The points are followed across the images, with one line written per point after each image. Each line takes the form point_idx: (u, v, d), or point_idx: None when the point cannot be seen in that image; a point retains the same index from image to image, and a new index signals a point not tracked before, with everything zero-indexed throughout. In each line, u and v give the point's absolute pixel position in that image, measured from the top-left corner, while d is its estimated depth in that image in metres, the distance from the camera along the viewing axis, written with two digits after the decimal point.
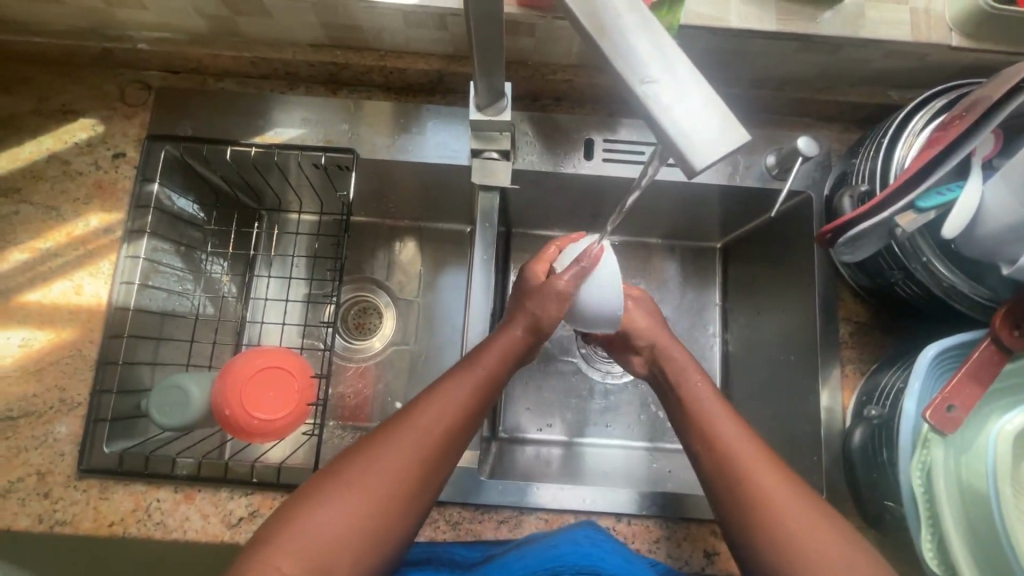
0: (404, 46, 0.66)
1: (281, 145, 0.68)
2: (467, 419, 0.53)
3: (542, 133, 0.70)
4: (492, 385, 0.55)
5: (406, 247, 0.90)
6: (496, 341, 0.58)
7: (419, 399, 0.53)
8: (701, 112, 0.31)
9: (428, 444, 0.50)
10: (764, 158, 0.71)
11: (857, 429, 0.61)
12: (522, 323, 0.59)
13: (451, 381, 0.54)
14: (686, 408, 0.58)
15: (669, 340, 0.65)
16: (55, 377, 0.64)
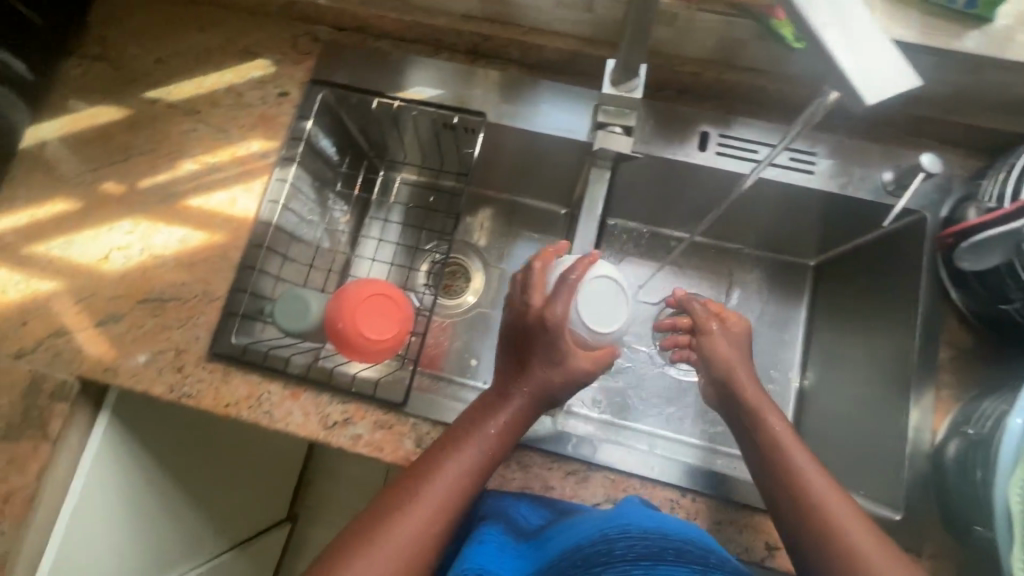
0: (548, 25, 0.73)
1: (421, 102, 0.77)
2: (471, 486, 0.57)
3: (660, 120, 0.74)
4: (495, 453, 0.58)
5: (505, 220, 0.95)
6: (497, 407, 0.61)
7: (421, 472, 0.56)
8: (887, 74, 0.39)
9: (432, 518, 0.54)
10: (881, 173, 0.71)
11: (951, 441, 0.60)
12: (525, 386, 0.61)
13: (451, 447, 0.58)
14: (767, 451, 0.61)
15: (739, 366, 0.67)
16: (202, 272, 0.74)
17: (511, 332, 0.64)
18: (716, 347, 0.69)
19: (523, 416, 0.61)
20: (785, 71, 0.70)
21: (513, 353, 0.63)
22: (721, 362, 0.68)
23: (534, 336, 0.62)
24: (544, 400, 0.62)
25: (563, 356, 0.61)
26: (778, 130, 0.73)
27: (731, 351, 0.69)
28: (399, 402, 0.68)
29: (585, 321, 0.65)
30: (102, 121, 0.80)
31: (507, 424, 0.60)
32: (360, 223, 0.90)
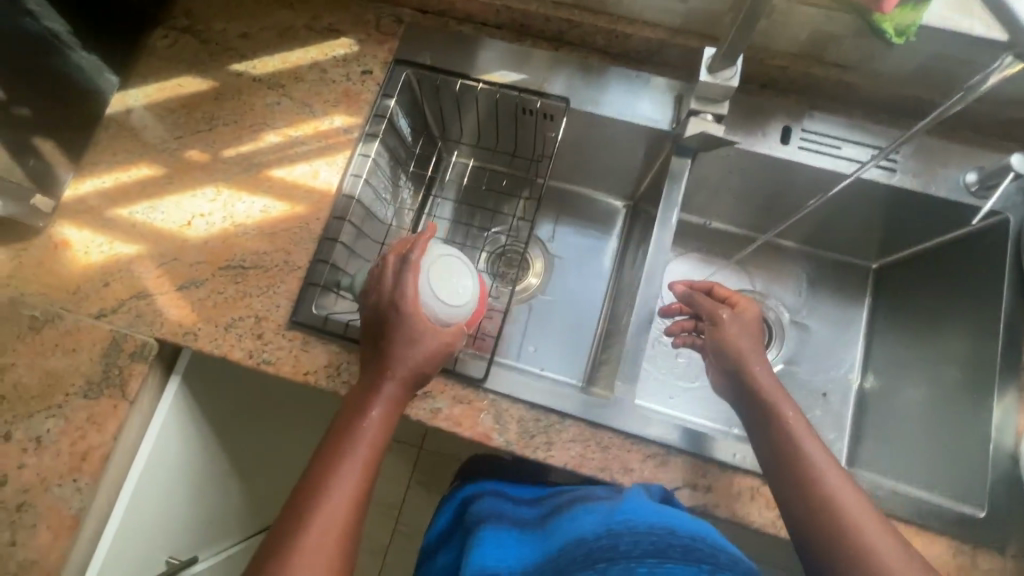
0: (638, 14, 0.74)
1: (506, 86, 0.78)
2: (362, 485, 0.56)
3: (742, 112, 0.75)
4: (372, 445, 0.58)
5: (566, 210, 0.96)
6: (369, 403, 0.60)
7: (310, 487, 0.55)
8: None
9: (343, 520, 0.53)
10: (964, 174, 0.72)
11: None
12: (397, 373, 0.61)
13: (343, 450, 0.57)
14: (789, 458, 0.58)
15: (754, 354, 0.66)
16: (283, 242, 0.75)
17: (373, 319, 0.64)
18: (728, 335, 0.68)
19: (402, 399, 0.62)
20: (873, 68, 0.71)
21: (374, 345, 0.63)
22: (734, 349, 0.67)
23: (389, 324, 0.63)
24: (412, 380, 0.62)
25: (419, 336, 0.62)
26: (862, 128, 0.74)
27: (743, 338, 0.67)
28: (479, 378, 0.68)
29: (436, 295, 0.64)
30: (187, 91, 0.81)
31: (381, 414, 0.59)
32: (425, 202, 0.92)
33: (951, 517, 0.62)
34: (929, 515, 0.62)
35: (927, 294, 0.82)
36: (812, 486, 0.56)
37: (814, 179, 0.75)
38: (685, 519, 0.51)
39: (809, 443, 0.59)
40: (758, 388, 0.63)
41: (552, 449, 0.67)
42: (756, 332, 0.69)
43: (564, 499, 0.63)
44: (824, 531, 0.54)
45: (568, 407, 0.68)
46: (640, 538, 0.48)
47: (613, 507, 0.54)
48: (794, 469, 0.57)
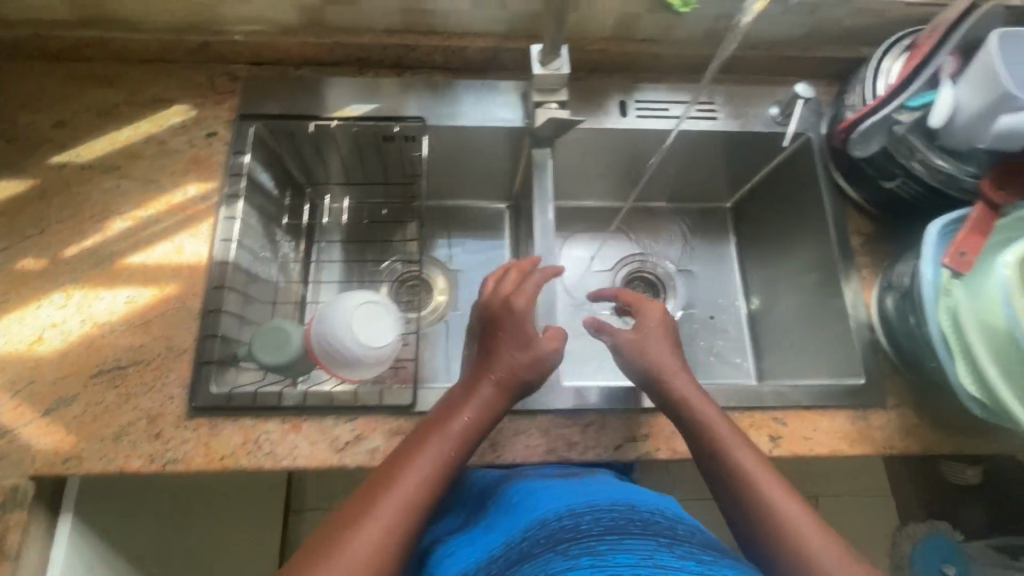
0: (466, 28, 0.78)
1: (361, 119, 0.79)
2: (438, 484, 0.54)
3: (583, 97, 0.83)
4: (460, 446, 0.57)
5: (455, 223, 0.99)
6: (465, 403, 0.60)
7: (388, 476, 0.54)
8: None
9: (406, 514, 0.51)
10: (768, 109, 0.85)
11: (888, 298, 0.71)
12: (495, 374, 0.61)
13: (424, 444, 0.56)
14: (721, 466, 0.58)
15: (671, 366, 0.65)
16: (160, 328, 0.69)
17: (482, 318, 0.65)
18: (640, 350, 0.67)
19: (498, 401, 0.61)
20: (674, 37, 0.81)
21: (483, 343, 0.64)
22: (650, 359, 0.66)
23: (499, 324, 0.64)
24: (512, 385, 0.62)
25: (529, 340, 0.63)
26: (680, 89, 0.84)
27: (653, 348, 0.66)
28: (408, 404, 0.67)
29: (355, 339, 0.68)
30: (3, 196, 0.72)
31: (473, 419, 0.59)
32: (311, 249, 0.90)
33: (841, 392, 0.72)
34: (826, 397, 0.71)
35: (771, 217, 0.94)
36: (746, 490, 0.56)
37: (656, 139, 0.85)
38: (645, 495, 0.53)
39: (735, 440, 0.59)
40: (680, 399, 0.63)
41: (498, 449, 0.67)
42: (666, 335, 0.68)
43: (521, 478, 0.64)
44: (763, 534, 0.53)
45: None
46: (603, 515, 0.49)
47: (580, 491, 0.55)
48: (726, 473, 0.57)
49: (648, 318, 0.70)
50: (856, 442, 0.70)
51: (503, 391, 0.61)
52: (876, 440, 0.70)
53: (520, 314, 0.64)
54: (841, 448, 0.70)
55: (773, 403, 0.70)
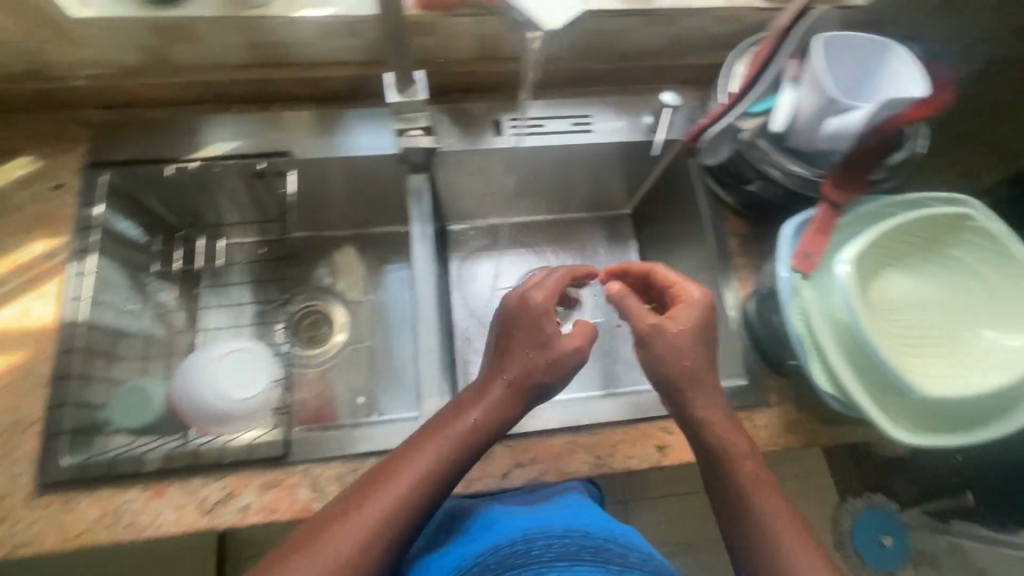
0: (323, 58, 0.76)
1: (223, 157, 0.76)
2: (434, 484, 0.53)
3: (456, 119, 0.81)
4: (462, 449, 0.55)
5: (354, 253, 0.97)
6: (474, 403, 0.57)
7: (386, 473, 0.53)
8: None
9: (394, 512, 0.51)
10: (643, 118, 0.84)
11: (754, 300, 0.74)
12: (508, 376, 0.57)
13: (424, 443, 0.55)
14: (730, 483, 0.56)
15: (686, 381, 0.57)
16: (4, 401, 0.64)
17: (501, 316, 0.61)
18: (661, 351, 0.57)
19: (512, 406, 0.57)
20: (541, 55, 0.81)
21: (499, 342, 0.59)
22: (678, 362, 0.57)
23: (511, 322, 0.59)
24: (526, 389, 0.57)
25: (544, 339, 0.57)
26: (554, 105, 0.84)
27: (674, 350, 0.57)
28: (280, 455, 0.64)
29: (220, 390, 0.65)
30: None
31: (482, 421, 0.56)
32: (195, 298, 0.84)
33: (725, 395, 0.72)
34: None
35: (662, 223, 0.95)
36: (748, 508, 0.54)
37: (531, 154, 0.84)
38: (617, 527, 0.54)
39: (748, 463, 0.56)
40: (700, 421, 0.57)
41: None
42: (697, 334, 0.58)
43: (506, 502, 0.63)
44: (758, 554, 0.52)
45: (382, 442, 0.66)
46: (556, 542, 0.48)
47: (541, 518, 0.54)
48: (732, 490, 0.55)
49: (677, 309, 0.59)
50: None
51: (519, 391, 0.57)
52: (761, 440, 0.71)
53: (534, 312, 0.58)
54: None
55: (658, 413, 0.70)
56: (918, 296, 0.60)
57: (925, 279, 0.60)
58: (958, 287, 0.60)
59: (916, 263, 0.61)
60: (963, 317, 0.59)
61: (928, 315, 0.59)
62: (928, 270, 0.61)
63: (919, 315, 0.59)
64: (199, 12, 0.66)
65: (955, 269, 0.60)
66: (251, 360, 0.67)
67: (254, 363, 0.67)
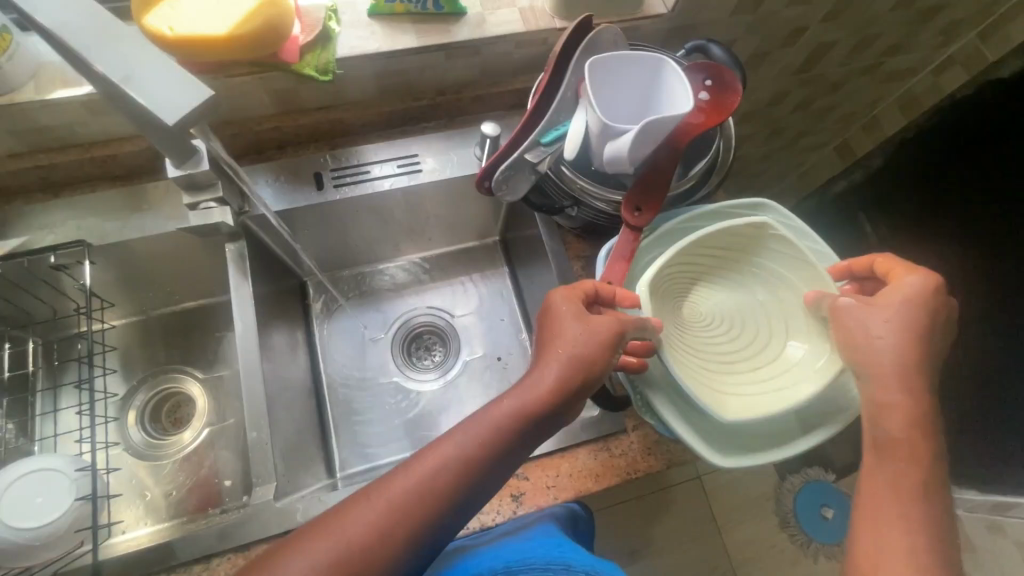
0: (106, 135, 0.70)
1: (5, 257, 0.69)
2: (456, 475, 0.50)
3: (274, 178, 0.78)
4: (492, 435, 0.51)
5: (216, 326, 0.93)
6: (513, 392, 0.54)
7: (410, 460, 0.52)
8: (175, 84, 0.44)
9: (409, 500, 0.49)
10: (473, 149, 0.82)
11: None
12: (548, 360, 0.53)
13: (454, 432, 0.52)
14: (893, 459, 0.51)
15: (889, 377, 0.51)
16: None
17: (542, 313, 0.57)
18: (851, 330, 0.52)
19: (555, 390, 0.52)
20: (352, 100, 0.77)
21: (538, 332, 0.56)
22: (862, 347, 0.51)
23: (548, 313, 0.56)
24: (568, 372, 0.52)
25: (584, 318, 0.53)
26: (379, 148, 0.81)
27: (877, 335, 0.51)
28: None
29: (19, 521, 0.59)
30: None
31: (518, 409, 0.52)
32: (30, 404, 0.79)
33: (580, 428, 0.70)
34: (565, 437, 0.69)
35: (521, 249, 0.93)
36: (900, 484, 0.50)
37: (360, 201, 0.80)
38: (587, 557, 0.51)
39: (907, 469, 0.50)
40: (881, 406, 0.51)
41: None
42: (914, 318, 0.52)
43: (517, 526, 0.60)
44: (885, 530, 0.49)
45: (208, 544, 0.61)
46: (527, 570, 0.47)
47: (526, 547, 0.51)
48: (901, 465, 0.50)
49: (897, 289, 0.53)
50: (601, 476, 0.68)
51: (543, 402, 0.52)
52: (621, 468, 0.69)
53: (568, 305, 0.55)
54: (587, 487, 0.67)
55: None
56: (731, 310, 0.61)
57: (739, 292, 0.61)
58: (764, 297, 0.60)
59: (727, 275, 0.62)
60: (777, 329, 0.59)
61: (743, 329, 0.60)
62: (741, 283, 0.61)
63: (734, 329, 0.60)
64: None
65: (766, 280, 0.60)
66: (64, 485, 0.62)
67: (63, 484, 0.62)
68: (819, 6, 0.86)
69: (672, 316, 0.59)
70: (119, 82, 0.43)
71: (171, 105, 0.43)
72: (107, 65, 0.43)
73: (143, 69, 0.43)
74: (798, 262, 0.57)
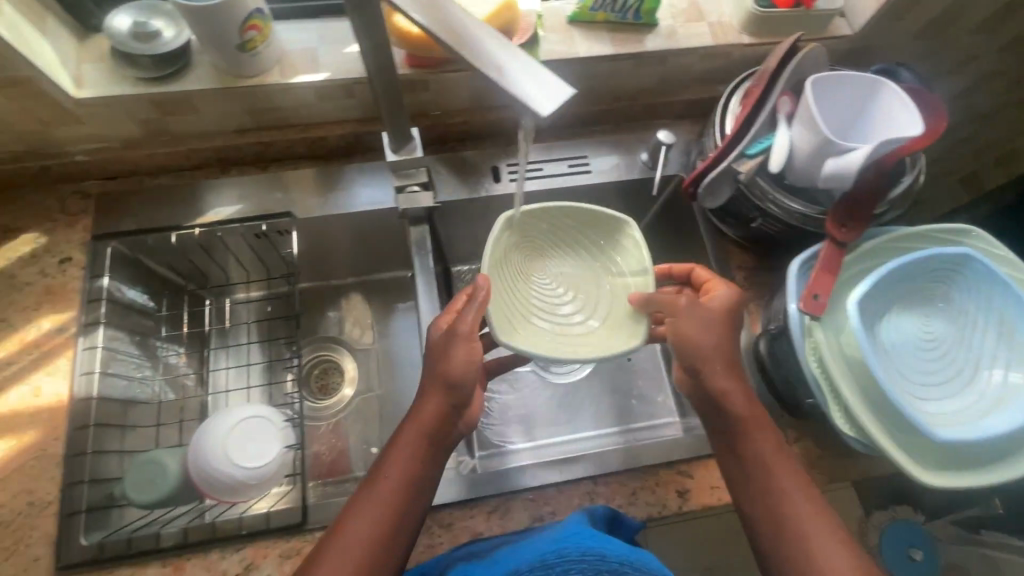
0: (323, 118, 0.77)
1: (224, 222, 0.76)
2: (383, 510, 0.56)
3: (454, 168, 0.83)
4: (405, 466, 0.57)
5: (353, 302, 0.95)
6: (410, 424, 0.59)
7: (354, 501, 0.57)
8: (541, 84, 0.41)
9: (371, 536, 0.55)
10: (639, 155, 0.85)
11: (760, 341, 0.73)
12: (432, 394, 0.60)
13: (376, 472, 0.58)
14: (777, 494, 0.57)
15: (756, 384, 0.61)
16: (21, 482, 0.64)
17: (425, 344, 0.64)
18: (687, 331, 0.61)
19: (444, 417, 0.59)
20: None
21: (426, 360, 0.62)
22: (700, 339, 0.60)
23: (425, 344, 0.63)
24: (447, 393, 0.59)
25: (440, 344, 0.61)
26: (550, 149, 0.85)
27: (708, 334, 0.61)
28: (298, 522, 0.64)
29: (236, 464, 0.65)
30: None
31: (414, 439, 0.58)
32: (205, 359, 0.83)
33: None
34: None
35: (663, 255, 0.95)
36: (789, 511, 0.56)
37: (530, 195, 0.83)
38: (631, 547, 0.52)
39: (806, 503, 0.56)
40: (719, 396, 0.60)
41: None
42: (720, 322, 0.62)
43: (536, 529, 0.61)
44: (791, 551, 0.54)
45: None
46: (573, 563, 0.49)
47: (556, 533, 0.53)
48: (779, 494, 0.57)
49: (713, 300, 0.63)
50: None
51: (433, 430, 0.59)
52: None
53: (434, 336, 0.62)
54: None
55: (676, 456, 0.70)
56: (565, 274, 0.69)
57: (574, 263, 0.70)
58: (592, 289, 0.68)
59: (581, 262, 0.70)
60: (595, 307, 0.67)
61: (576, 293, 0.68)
62: (574, 257, 0.70)
63: (563, 294, 0.68)
64: (198, 87, 0.68)
65: (977, 285, 0.59)
66: (269, 442, 0.67)
67: (265, 440, 0.67)
68: (1002, 35, 0.85)
69: (513, 277, 0.66)
70: (494, 69, 0.42)
71: (534, 99, 0.41)
72: (484, 58, 0.42)
73: (504, 61, 0.42)
74: (633, 262, 0.66)
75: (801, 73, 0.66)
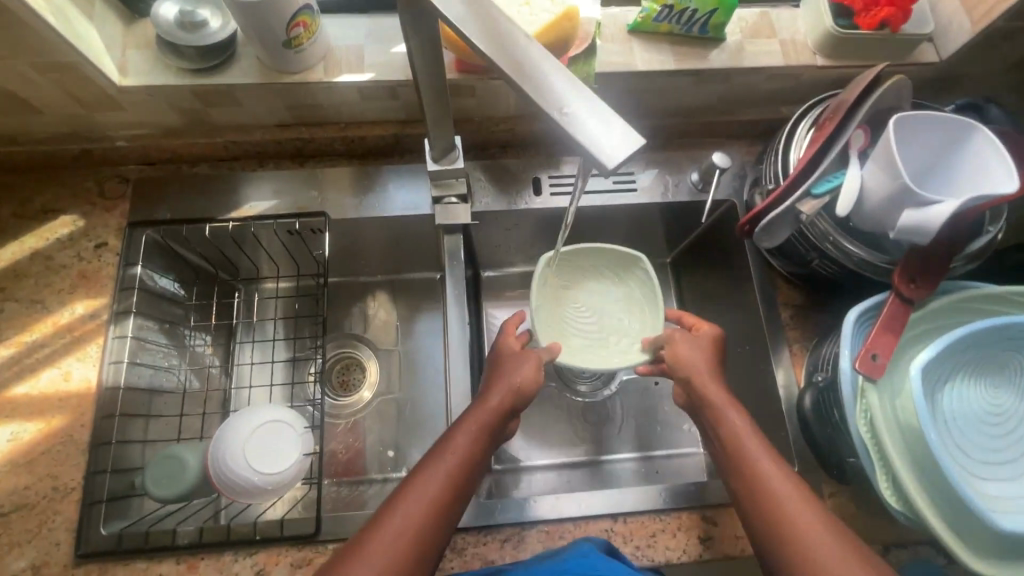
0: (363, 117, 0.75)
1: (256, 217, 0.74)
2: (451, 481, 0.55)
3: (493, 176, 0.79)
4: (470, 440, 0.58)
5: (379, 302, 0.92)
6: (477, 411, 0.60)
7: (420, 471, 0.55)
8: (610, 126, 0.38)
9: (429, 505, 0.52)
10: (689, 176, 0.80)
11: (806, 392, 0.68)
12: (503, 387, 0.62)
13: (447, 445, 0.57)
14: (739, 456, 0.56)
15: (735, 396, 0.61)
16: (47, 466, 0.65)
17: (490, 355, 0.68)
18: (681, 354, 0.64)
19: (501, 417, 0.60)
20: None
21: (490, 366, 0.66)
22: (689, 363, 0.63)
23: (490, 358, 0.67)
24: (513, 397, 0.61)
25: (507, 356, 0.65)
26: None
27: (699, 360, 0.63)
28: (311, 533, 0.63)
29: (254, 469, 0.64)
30: None
31: (483, 420, 0.59)
32: (231, 351, 0.83)
33: None
34: None
35: None
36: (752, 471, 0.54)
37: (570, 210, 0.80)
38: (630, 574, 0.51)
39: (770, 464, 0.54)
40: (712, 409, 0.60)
41: None
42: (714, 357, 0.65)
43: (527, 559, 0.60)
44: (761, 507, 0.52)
45: None
46: None
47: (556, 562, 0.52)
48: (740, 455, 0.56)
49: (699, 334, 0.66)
50: None
51: (493, 425, 0.60)
52: None
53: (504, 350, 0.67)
54: None
55: (701, 500, 0.67)
56: (606, 310, 0.73)
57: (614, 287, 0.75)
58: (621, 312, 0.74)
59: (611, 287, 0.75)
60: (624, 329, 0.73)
61: (616, 322, 0.73)
62: (607, 283, 0.75)
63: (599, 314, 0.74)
64: (241, 81, 0.66)
65: None
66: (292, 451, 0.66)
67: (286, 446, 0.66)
68: None
69: (555, 310, 0.72)
70: (557, 106, 0.38)
71: (598, 143, 0.38)
72: (549, 94, 0.39)
73: (572, 94, 0.39)
74: (645, 292, 0.72)
75: (878, 108, 0.61)
